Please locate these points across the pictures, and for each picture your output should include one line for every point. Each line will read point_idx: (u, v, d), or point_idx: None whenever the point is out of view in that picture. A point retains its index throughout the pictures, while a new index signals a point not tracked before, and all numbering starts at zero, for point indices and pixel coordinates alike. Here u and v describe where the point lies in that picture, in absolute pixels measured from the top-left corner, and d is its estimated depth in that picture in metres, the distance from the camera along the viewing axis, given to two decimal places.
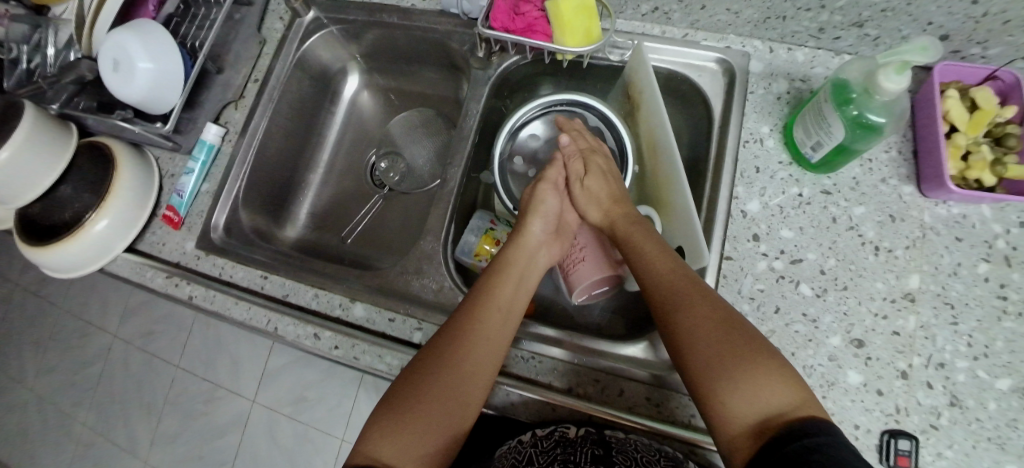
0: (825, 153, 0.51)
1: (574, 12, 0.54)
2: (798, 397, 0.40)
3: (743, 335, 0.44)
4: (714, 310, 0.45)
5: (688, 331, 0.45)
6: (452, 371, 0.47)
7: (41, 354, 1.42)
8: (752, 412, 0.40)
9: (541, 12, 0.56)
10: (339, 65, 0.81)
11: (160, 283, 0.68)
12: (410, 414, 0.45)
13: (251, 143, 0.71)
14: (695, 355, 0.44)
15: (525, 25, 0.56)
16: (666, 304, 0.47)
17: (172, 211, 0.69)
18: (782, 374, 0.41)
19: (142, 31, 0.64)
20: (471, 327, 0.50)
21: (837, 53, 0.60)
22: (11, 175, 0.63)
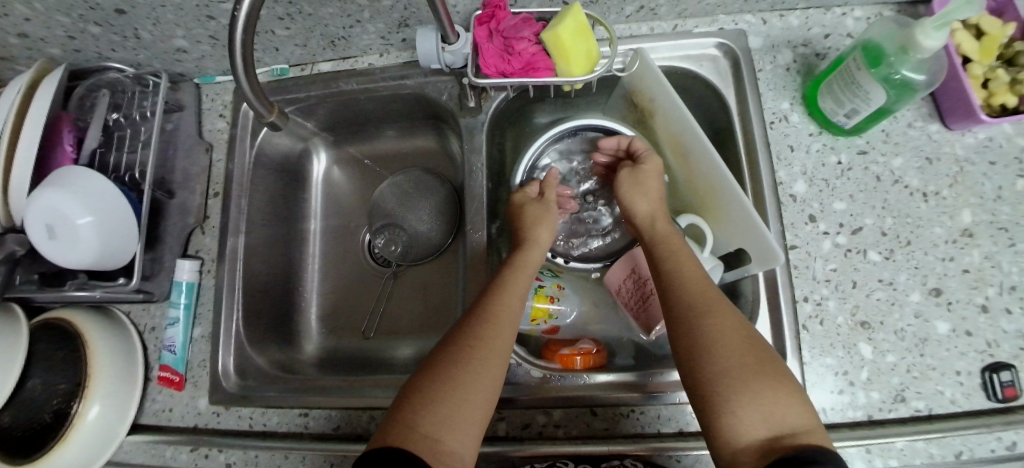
0: (862, 119, 0.51)
1: (573, 37, 0.48)
2: (808, 423, 0.38)
3: (760, 351, 0.42)
4: (733, 322, 0.43)
5: (712, 335, 0.42)
6: (479, 363, 0.43)
7: None
8: (762, 427, 0.38)
9: (536, 46, 0.51)
10: (300, 147, 0.71)
11: (185, 460, 0.58)
12: (429, 407, 0.41)
13: (236, 266, 0.62)
14: (715, 359, 0.41)
15: (523, 64, 0.51)
16: (691, 304, 0.44)
17: (169, 371, 0.60)
18: (793, 395, 0.40)
19: (69, 183, 0.53)
20: (493, 323, 0.46)
21: (828, 8, 0.58)
22: None
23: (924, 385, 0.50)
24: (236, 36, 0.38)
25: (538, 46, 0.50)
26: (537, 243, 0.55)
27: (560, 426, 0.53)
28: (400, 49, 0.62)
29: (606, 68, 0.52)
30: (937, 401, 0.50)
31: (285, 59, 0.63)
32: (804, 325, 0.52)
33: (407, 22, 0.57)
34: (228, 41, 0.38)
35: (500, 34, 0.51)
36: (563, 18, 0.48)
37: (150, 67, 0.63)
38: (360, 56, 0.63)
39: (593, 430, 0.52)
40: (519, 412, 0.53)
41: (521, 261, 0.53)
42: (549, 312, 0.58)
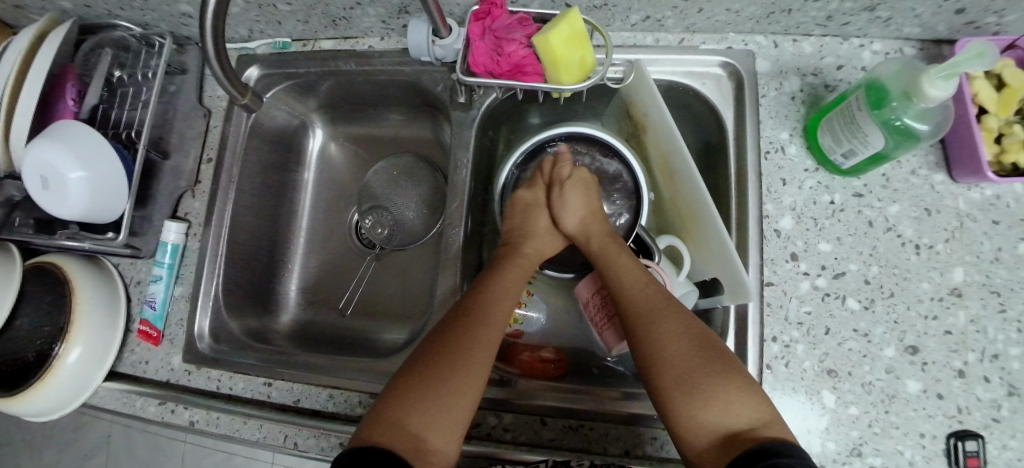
0: (859, 161, 0.49)
1: (565, 44, 0.47)
2: (767, 415, 0.41)
3: (718, 350, 0.44)
4: (690, 323, 0.46)
5: (661, 343, 0.45)
6: (464, 369, 0.45)
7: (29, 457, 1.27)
8: (721, 426, 0.41)
9: (527, 49, 0.49)
10: (300, 120, 0.72)
11: (152, 412, 0.61)
12: (410, 404, 0.42)
13: (221, 233, 0.63)
14: (667, 366, 0.44)
15: (512, 67, 0.50)
16: (639, 311, 0.47)
17: (147, 326, 0.62)
18: (748, 387, 0.42)
19: (63, 136, 0.55)
20: (481, 332, 0.47)
21: (845, 37, 0.55)
22: None
23: (884, 443, 0.48)
24: (206, 17, 0.38)
25: (530, 49, 0.49)
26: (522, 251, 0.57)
27: (509, 430, 0.52)
28: (400, 35, 0.61)
29: (600, 77, 0.50)
30: (895, 461, 0.48)
31: (288, 33, 0.63)
32: (769, 365, 0.51)
33: (406, 9, 0.56)
34: (202, 16, 0.38)
35: (491, 33, 0.49)
36: (555, 24, 0.46)
37: (157, 29, 0.64)
38: (360, 37, 0.63)
39: (540, 439, 0.52)
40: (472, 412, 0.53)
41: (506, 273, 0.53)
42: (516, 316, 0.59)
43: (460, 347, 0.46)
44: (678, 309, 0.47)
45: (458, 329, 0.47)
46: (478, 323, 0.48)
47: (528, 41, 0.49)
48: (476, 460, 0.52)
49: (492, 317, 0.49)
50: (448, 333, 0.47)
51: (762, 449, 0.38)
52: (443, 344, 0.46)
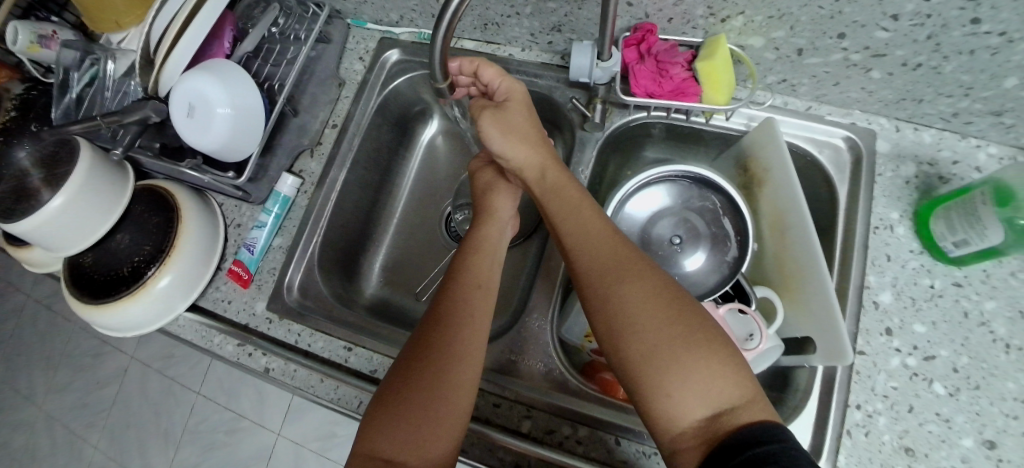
0: (970, 251, 0.51)
1: (727, 69, 0.53)
2: (746, 392, 0.39)
3: (689, 318, 0.42)
4: (656, 289, 0.43)
5: (630, 312, 0.42)
6: (430, 374, 0.45)
7: (52, 372, 1.29)
8: (699, 407, 0.39)
9: (687, 72, 0.55)
10: (418, 108, 0.75)
11: (229, 352, 0.62)
12: (383, 422, 0.44)
13: (330, 195, 0.65)
14: (637, 341, 0.41)
15: (673, 89, 0.56)
16: (605, 277, 0.45)
17: (240, 267, 0.64)
18: (723, 362, 0.40)
19: (219, 72, 0.58)
20: (446, 358, 0.46)
21: (965, 136, 0.58)
22: (68, 223, 0.58)
23: None
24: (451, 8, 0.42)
25: (689, 72, 0.55)
26: (495, 249, 0.57)
27: (581, 443, 0.53)
28: (543, 49, 0.65)
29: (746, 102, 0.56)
30: None
31: None
32: (848, 431, 0.52)
33: (560, 28, 0.59)
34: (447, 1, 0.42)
35: (652, 57, 0.55)
36: (714, 50, 0.53)
37: None
38: (502, 44, 0.66)
39: (611, 458, 0.52)
40: (548, 417, 0.54)
41: (468, 278, 0.52)
42: None
43: (431, 371, 0.45)
44: (649, 271, 0.45)
45: (423, 350, 0.47)
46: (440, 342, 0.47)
47: (687, 65, 0.55)
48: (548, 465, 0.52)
49: (462, 338, 0.48)
50: (415, 354, 0.47)
51: (745, 436, 0.36)
52: (411, 369, 0.46)
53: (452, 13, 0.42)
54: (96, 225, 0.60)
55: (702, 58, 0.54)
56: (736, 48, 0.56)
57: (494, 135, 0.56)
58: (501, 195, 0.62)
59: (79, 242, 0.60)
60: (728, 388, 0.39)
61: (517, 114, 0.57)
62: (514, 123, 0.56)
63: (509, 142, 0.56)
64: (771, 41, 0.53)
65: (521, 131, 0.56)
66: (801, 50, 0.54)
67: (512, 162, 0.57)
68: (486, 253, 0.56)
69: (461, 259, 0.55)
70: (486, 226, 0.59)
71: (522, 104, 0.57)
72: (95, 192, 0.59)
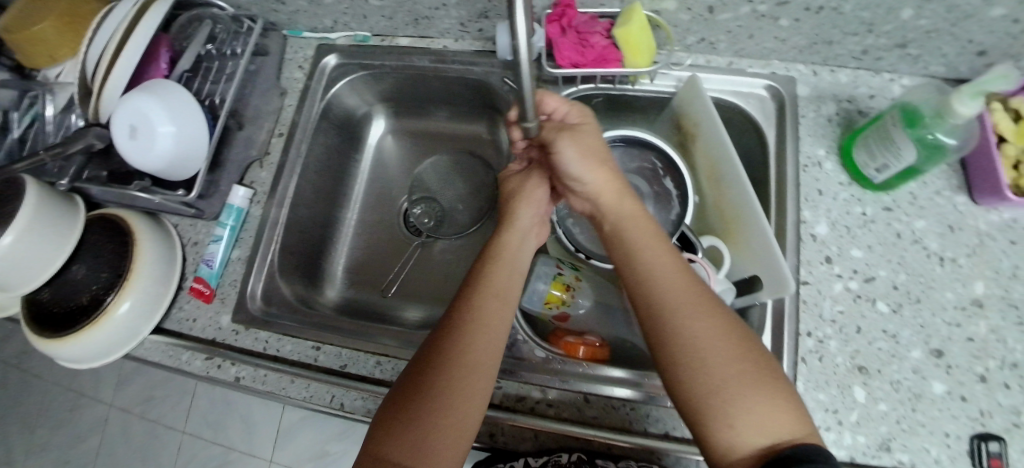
0: (891, 175, 0.54)
1: (643, 34, 0.55)
2: (803, 425, 0.39)
3: (754, 354, 0.41)
4: (726, 324, 0.43)
5: (699, 342, 0.42)
6: (450, 385, 0.44)
7: (30, 432, 1.25)
8: (759, 437, 0.38)
9: (607, 40, 0.58)
10: (364, 110, 0.77)
11: (198, 367, 0.62)
12: (397, 429, 0.42)
13: (284, 202, 0.66)
14: (706, 370, 0.41)
15: (596, 57, 0.58)
16: (674, 305, 0.44)
17: (201, 283, 0.64)
18: (785, 400, 0.40)
19: (158, 91, 0.59)
20: (467, 371, 0.44)
21: (877, 72, 0.62)
22: (22, 258, 0.57)
23: (912, 440, 0.51)
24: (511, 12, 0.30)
25: (609, 40, 0.58)
26: (517, 256, 0.54)
27: (553, 406, 0.54)
28: (475, 38, 0.67)
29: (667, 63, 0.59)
30: (921, 458, 0.50)
31: (370, 27, 0.69)
32: (803, 358, 0.54)
33: (487, 14, 0.62)
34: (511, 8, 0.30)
35: (573, 30, 0.58)
36: (630, 17, 0.55)
37: (248, 11, 0.69)
38: (436, 37, 0.69)
39: (582, 416, 0.53)
40: (517, 385, 0.55)
41: (490, 287, 0.50)
42: (565, 299, 0.62)
43: (446, 380, 0.44)
44: (716, 302, 0.44)
45: (445, 363, 0.45)
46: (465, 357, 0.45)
47: (606, 34, 0.58)
48: (523, 432, 0.53)
49: (478, 346, 0.46)
50: (436, 366, 0.44)
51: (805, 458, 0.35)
52: (427, 377, 0.44)
53: (522, 26, 0.31)
54: (50, 258, 0.60)
55: (619, 26, 0.56)
56: (652, 14, 0.58)
57: (568, 156, 0.52)
58: (523, 205, 0.57)
59: (38, 277, 0.60)
60: (786, 421, 0.39)
61: (589, 139, 0.54)
62: (587, 145, 0.53)
63: (586, 168, 0.52)
64: (682, 3, 0.56)
65: (588, 154, 0.53)
66: (711, 7, 0.56)
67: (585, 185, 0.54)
68: (508, 256, 0.53)
69: (484, 260, 0.52)
70: (507, 227, 0.56)
71: (591, 132, 0.55)
72: (45, 223, 0.59)
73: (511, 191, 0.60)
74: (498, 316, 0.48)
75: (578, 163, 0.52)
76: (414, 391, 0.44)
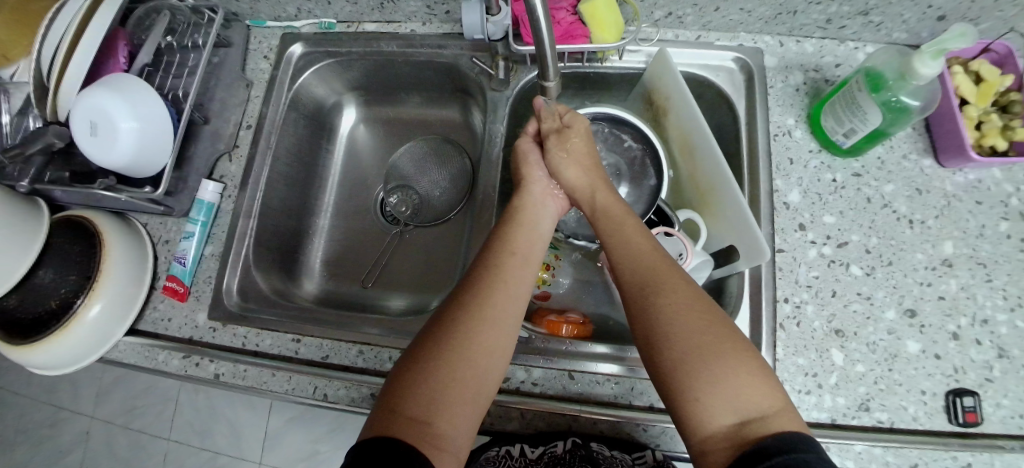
0: (859, 139, 0.55)
1: (608, 9, 0.56)
2: (775, 404, 0.39)
3: (728, 330, 0.42)
4: (698, 298, 0.43)
5: (667, 319, 0.42)
6: (473, 350, 0.44)
7: (10, 450, 1.22)
8: (726, 413, 0.38)
9: (573, 16, 0.59)
10: (333, 100, 0.76)
11: (176, 366, 0.60)
12: (414, 388, 0.41)
13: (256, 195, 0.66)
14: (672, 347, 0.41)
15: (563, 33, 0.59)
16: (644, 285, 0.45)
17: (174, 281, 0.63)
18: (759, 377, 0.40)
19: (117, 86, 0.57)
20: (487, 336, 0.45)
21: (841, 40, 0.63)
22: None
23: (890, 399, 0.52)
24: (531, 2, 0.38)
25: (575, 16, 0.58)
26: (536, 223, 0.56)
27: (538, 384, 0.54)
28: (442, 21, 0.67)
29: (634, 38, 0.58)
30: (900, 416, 0.51)
31: (335, 14, 0.68)
32: (781, 324, 0.55)
33: None
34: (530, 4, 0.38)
35: None
36: None
37: (207, 1, 0.68)
38: (403, 22, 0.68)
39: (569, 393, 0.53)
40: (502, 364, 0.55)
41: (511, 248, 0.52)
42: (545, 278, 0.64)
43: (462, 340, 0.44)
44: (687, 281, 0.45)
45: (472, 317, 0.45)
46: (491, 313, 0.46)
47: (571, 10, 0.59)
48: (508, 412, 0.53)
49: (502, 306, 0.47)
50: (463, 320, 0.45)
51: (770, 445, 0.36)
52: (451, 327, 0.45)
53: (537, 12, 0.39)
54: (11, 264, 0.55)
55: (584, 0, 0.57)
56: None
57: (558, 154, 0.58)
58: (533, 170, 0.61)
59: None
60: (758, 397, 0.39)
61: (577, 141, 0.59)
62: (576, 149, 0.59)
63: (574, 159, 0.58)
64: None
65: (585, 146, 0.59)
66: None
67: (571, 174, 0.58)
68: (524, 227, 0.55)
69: (505, 226, 0.54)
70: (524, 197, 0.58)
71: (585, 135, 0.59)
72: (5, 228, 0.55)
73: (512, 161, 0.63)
74: (521, 277, 0.50)
75: (566, 162, 0.58)
76: (438, 343, 0.44)
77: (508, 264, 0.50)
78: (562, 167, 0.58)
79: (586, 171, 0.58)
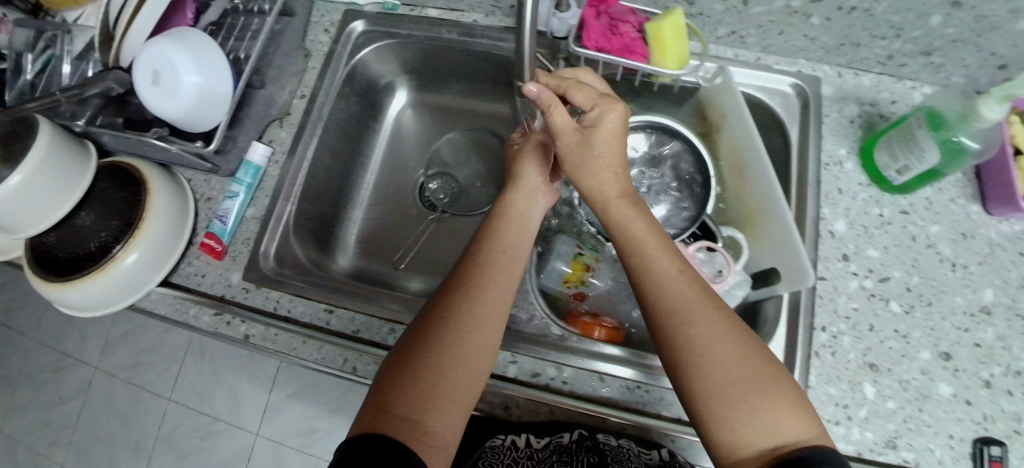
0: (911, 176, 0.55)
1: (672, 34, 0.55)
2: (809, 424, 0.38)
3: (759, 353, 0.41)
4: (724, 319, 0.42)
5: (698, 350, 0.41)
6: (460, 340, 0.44)
7: (12, 390, 1.22)
8: (762, 437, 0.38)
9: (637, 33, 0.59)
10: (386, 80, 0.77)
11: (206, 322, 0.60)
12: (406, 383, 0.42)
13: (302, 164, 0.66)
14: (701, 372, 0.40)
15: (622, 46, 0.59)
16: (670, 312, 0.43)
17: (213, 239, 0.63)
18: (790, 396, 0.39)
19: (183, 39, 0.58)
20: (471, 324, 0.45)
21: (900, 78, 0.63)
22: (26, 202, 0.56)
23: (917, 439, 0.51)
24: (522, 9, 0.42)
25: (639, 33, 0.59)
26: (527, 218, 0.56)
27: (567, 383, 0.54)
28: (505, 14, 0.67)
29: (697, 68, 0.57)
30: (926, 458, 0.51)
31: None
32: (817, 352, 0.55)
33: None
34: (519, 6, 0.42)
35: (607, 15, 0.59)
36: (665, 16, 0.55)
37: None
38: (466, 11, 0.69)
39: (598, 395, 0.53)
40: (533, 359, 0.55)
41: (500, 244, 0.52)
42: (584, 279, 0.62)
43: (446, 330, 0.44)
44: (716, 304, 0.44)
45: (457, 308, 0.46)
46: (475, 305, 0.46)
47: (637, 28, 0.59)
48: (536, 406, 0.53)
49: (488, 299, 0.47)
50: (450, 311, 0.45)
51: (811, 459, 0.35)
52: (437, 319, 0.45)
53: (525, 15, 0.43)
54: (56, 204, 0.59)
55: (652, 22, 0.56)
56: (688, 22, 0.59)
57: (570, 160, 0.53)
58: (530, 167, 0.60)
59: (40, 225, 0.59)
60: (791, 418, 0.38)
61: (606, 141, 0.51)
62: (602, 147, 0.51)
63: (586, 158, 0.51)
64: None
65: (612, 144, 0.51)
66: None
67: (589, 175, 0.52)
68: (514, 222, 0.55)
69: (493, 223, 0.55)
70: (515, 194, 0.58)
71: (617, 132, 0.51)
72: (54, 173, 0.57)
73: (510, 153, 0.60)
74: (509, 272, 0.50)
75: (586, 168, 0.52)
76: (425, 334, 0.44)
77: (495, 258, 0.50)
78: (580, 173, 0.53)
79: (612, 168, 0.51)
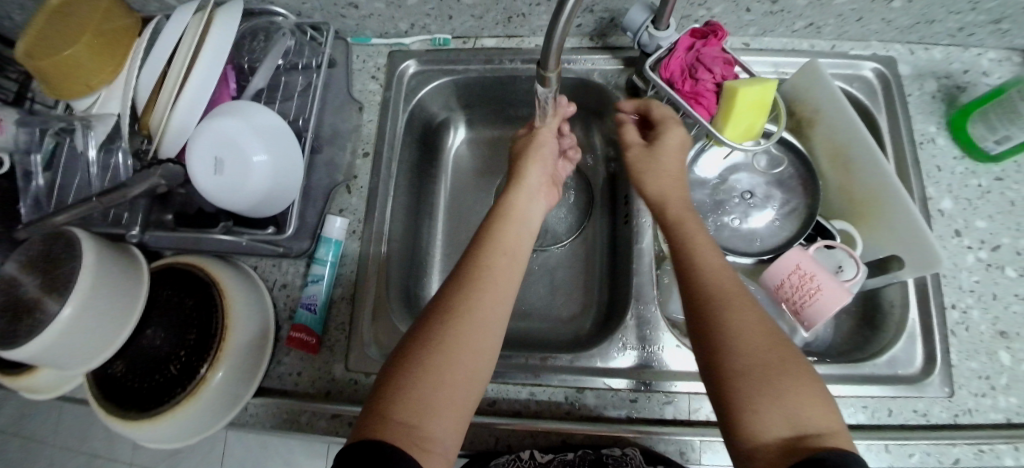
0: (1011, 146, 0.56)
1: (746, 105, 0.51)
2: (831, 421, 0.37)
3: (787, 346, 0.40)
4: (754, 311, 0.42)
5: (731, 332, 0.40)
6: (462, 342, 0.41)
7: None
8: (784, 425, 0.36)
9: (715, 87, 0.54)
10: (442, 118, 0.72)
11: (323, 427, 0.55)
12: (411, 388, 0.39)
13: (384, 229, 0.61)
14: (733, 352, 0.39)
15: (692, 93, 0.54)
16: (707, 296, 0.43)
17: (305, 333, 0.56)
18: (817, 391, 0.38)
19: (243, 116, 0.51)
20: (471, 327, 0.42)
21: (966, 47, 0.64)
22: (78, 337, 0.46)
23: None
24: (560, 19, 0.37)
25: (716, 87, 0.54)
26: (526, 215, 0.53)
27: None
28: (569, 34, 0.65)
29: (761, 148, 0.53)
30: None
31: (452, 29, 0.64)
32: (952, 330, 0.56)
33: (592, 8, 0.60)
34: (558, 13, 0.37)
35: (694, 55, 0.54)
36: (753, 83, 0.50)
37: (311, 19, 0.62)
38: (526, 36, 0.65)
39: None
40: (689, 396, 0.54)
41: (501, 244, 0.49)
42: None
43: (448, 336, 0.41)
44: (749, 298, 0.43)
45: (460, 311, 0.43)
46: (478, 307, 0.43)
47: (717, 82, 0.54)
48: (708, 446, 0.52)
49: (484, 298, 0.44)
50: (455, 316, 0.42)
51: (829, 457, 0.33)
52: (436, 325, 0.42)
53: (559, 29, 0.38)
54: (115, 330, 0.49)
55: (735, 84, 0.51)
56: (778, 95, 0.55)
57: (641, 171, 0.54)
58: (535, 163, 0.57)
59: (98, 357, 0.49)
60: (816, 409, 0.37)
61: (668, 149, 0.53)
62: (664, 161, 0.53)
63: (650, 166, 0.53)
64: None
65: (676, 153, 0.53)
66: None
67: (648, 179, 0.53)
68: (515, 220, 0.52)
69: (492, 220, 0.51)
70: (512, 188, 0.55)
71: (679, 145, 0.54)
72: (107, 295, 0.48)
73: (524, 147, 0.59)
74: (511, 276, 0.47)
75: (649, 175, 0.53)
76: (427, 341, 0.41)
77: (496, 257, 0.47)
78: (644, 180, 0.53)
79: (673, 174, 0.53)
